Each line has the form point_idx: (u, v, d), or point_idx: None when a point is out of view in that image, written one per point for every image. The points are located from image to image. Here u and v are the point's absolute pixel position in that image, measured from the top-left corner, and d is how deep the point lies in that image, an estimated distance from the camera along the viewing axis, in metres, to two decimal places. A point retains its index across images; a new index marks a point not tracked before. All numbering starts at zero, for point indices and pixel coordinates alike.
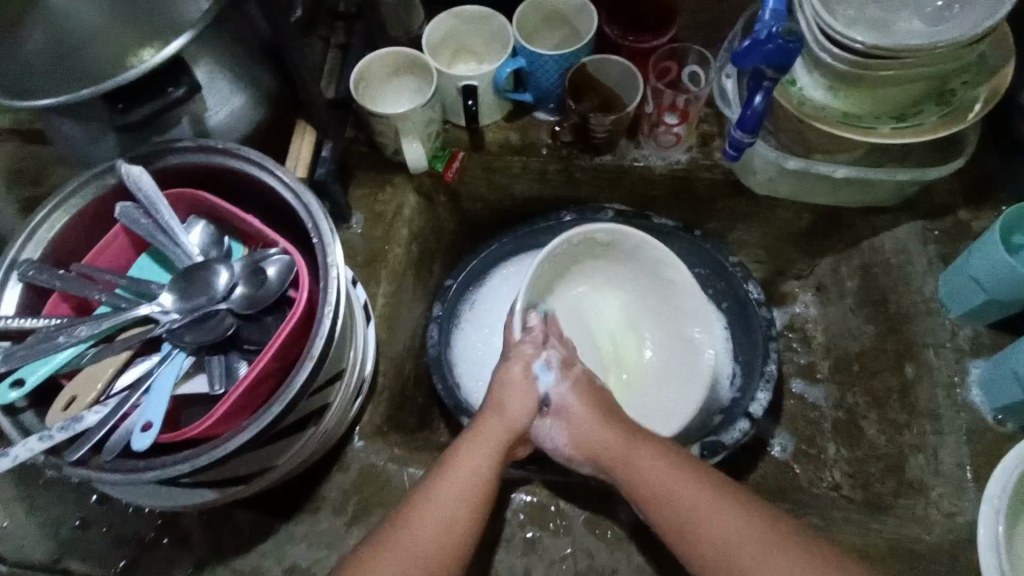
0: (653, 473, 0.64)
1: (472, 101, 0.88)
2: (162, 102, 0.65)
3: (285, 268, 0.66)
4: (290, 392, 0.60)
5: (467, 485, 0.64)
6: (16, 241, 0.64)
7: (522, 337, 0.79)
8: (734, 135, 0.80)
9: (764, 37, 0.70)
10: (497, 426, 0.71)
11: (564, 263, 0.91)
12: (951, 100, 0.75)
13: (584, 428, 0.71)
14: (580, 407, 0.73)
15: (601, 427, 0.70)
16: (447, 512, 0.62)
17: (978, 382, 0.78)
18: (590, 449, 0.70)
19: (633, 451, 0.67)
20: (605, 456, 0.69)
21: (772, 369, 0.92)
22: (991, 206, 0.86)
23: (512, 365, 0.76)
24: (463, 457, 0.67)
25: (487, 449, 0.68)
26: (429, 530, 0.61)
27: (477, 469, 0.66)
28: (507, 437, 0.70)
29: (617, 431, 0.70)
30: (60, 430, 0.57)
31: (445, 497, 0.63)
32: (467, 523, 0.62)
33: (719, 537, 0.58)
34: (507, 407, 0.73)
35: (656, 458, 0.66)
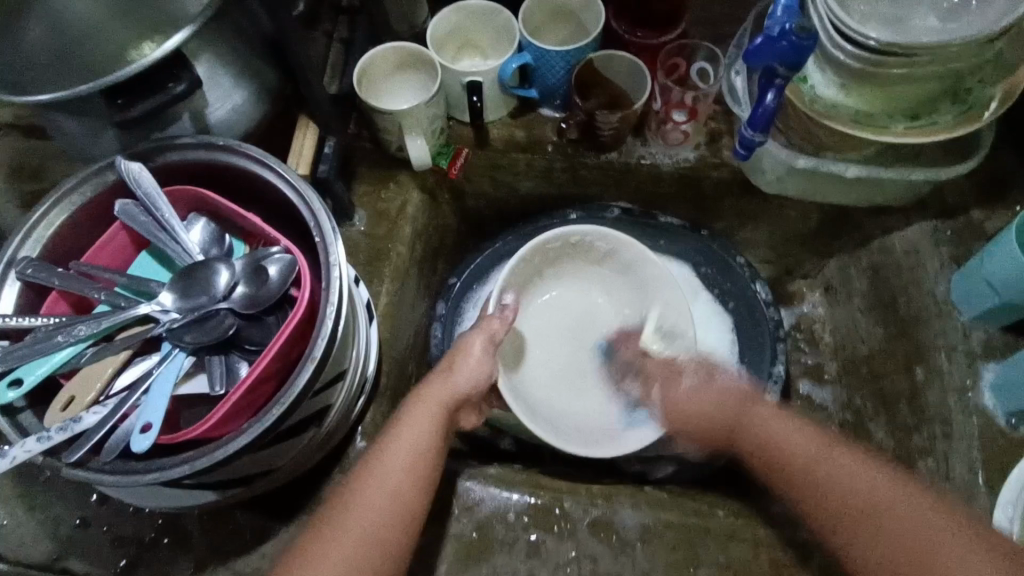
0: (774, 437, 0.71)
1: (477, 97, 0.87)
2: (161, 98, 0.64)
3: (286, 267, 0.65)
4: (291, 393, 0.59)
5: (411, 450, 0.63)
6: (15, 239, 0.63)
7: (494, 313, 0.78)
8: (745, 134, 0.78)
9: (777, 34, 0.68)
10: (443, 389, 0.68)
11: (543, 263, 0.93)
12: (967, 99, 0.74)
13: (676, 401, 0.78)
14: (682, 387, 0.79)
15: (714, 402, 0.76)
16: (393, 481, 0.62)
17: (992, 387, 0.76)
18: (677, 419, 0.78)
19: (750, 416, 0.73)
20: (709, 428, 0.75)
21: (779, 371, 0.93)
22: (1005, 206, 0.85)
23: (474, 337, 0.73)
24: (407, 421, 0.65)
25: (433, 412, 0.66)
26: (376, 501, 0.61)
27: (421, 434, 0.64)
28: (452, 399, 0.68)
29: (713, 398, 0.76)
30: (58, 431, 0.56)
31: (393, 465, 0.62)
32: (413, 491, 0.62)
33: (863, 492, 0.63)
34: (456, 369, 0.70)
35: (786, 422, 0.71)
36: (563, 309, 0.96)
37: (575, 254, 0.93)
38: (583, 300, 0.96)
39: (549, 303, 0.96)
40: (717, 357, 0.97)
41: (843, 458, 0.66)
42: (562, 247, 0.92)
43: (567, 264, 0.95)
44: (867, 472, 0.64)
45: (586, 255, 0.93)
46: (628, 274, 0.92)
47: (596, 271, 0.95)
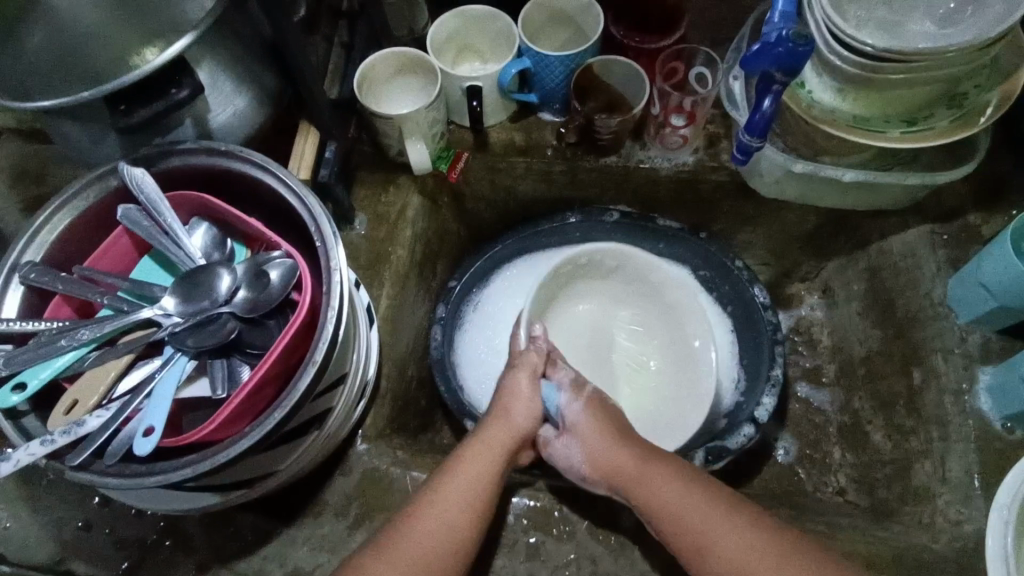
0: (676, 502, 0.62)
1: (477, 102, 0.88)
2: (164, 103, 0.65)
3: (288, 271, 0.66)
4: (292, 397, 0.59)
5: (472, 485, 0.65)
6: (18, 244, 0.64)
7: (525, 346, 0.78)
8: (742, 139, 0.79)
9: (775, 40, 0.69)
10: (502, 432, 0.71)
11: (561, 283, 0.92)
12: (963, 104, 0.74)
13: (595, 447, 0.69)
14: (590, 422, 0.71)
15: (616, 448, 0.68)
16: (451, 516, 0.62)
17: (987, 390, 0.76)
18: (609, 468, 0.67)
19: (648, 474, 0.65)
20: (620, 476, 0.67)
21: (777, 374, 0.91)
22: (1002, 209, 0.85)
23: (519, 375, 0.75)
24: (467, 460, 0.67)
25: (493, 453, 0.68)
26: (436, 532, 0.61)
27: (481, 472, 0.66)
28: (512, 441, 0.70)
29: (630, 452, 0.67)
30: (61, 434, 0.57)
31: (452, 500, 0.63)
32: (469, 524, 0.63)
33: (725, 552, 0.58)
34: (513, 410, 0.73)
35: (671, 480, 0.64)
36: (585, 326, 0.94)
37: (594, 273, 0.92)
38: (601, 316, 0.95)
39: (570, 321, 0.94)
40: (716, 359, 0.97)
41: (734, 518, 0.60)
42: (575, 268, 0.91)
43: (581, 282, 0.93)
44: (750, 530, 0.59)
45: (600, 273, 0.92)
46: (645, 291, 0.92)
47: (609, 287, 0.94)
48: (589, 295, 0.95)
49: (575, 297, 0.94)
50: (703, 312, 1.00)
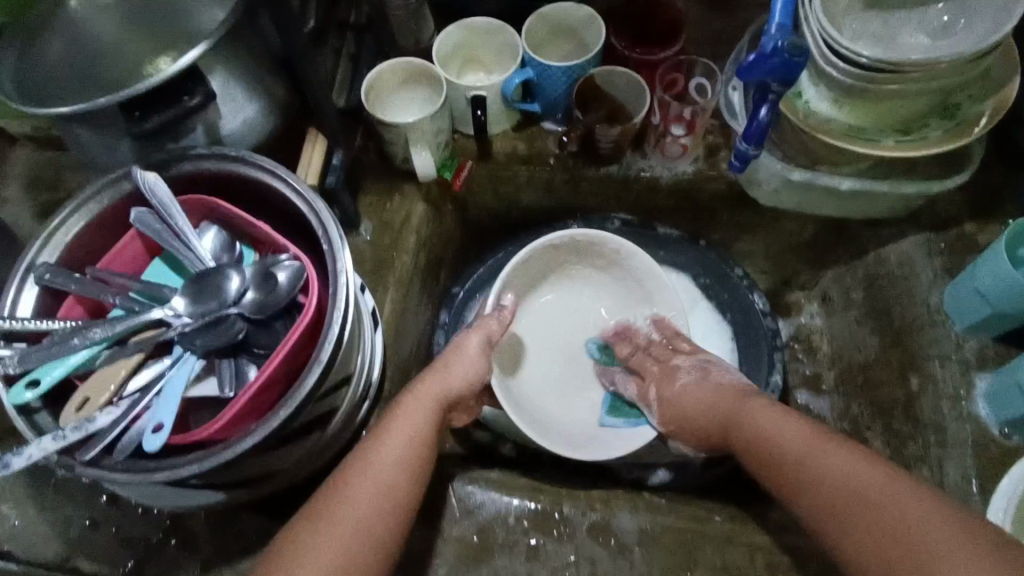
0: (764, 427, 0.66)
1: (481, 111, 0.90)
2: (177, 110, 0.67)
3: (295, 274, 0.67)
4: (299, 395, 0.61)
5: (408, 438, 0.66)
6: (33, 245, 0.65)
7: (490, 313, 0.84)
8: (740, 147, 0.80)
9: (770, 52, 0.70)
10: (436, 385, 0.72)
11: (544, 266, 0.94)
12: (956, 114, 0.76)
13: (684, 398, 0.77)
14: (715, 387, 0.75)
15: (710, 399, 0.74)
16: (388, 474, 0.62)
17: (984, 395, 0.78)
18: (683, 416, 0.76)
19: (748, 414, 0.69)
20: (710, 430, 0.73)
21: (776, 380, 0.95)
22: (997, 219, 0.86)
23: (472, 336, 0.79)
24: (403, 412, 0.68)
25: (422, 403, 0.70)
26: (370, 485, 0.61)
27: (414, 428, 0.67)
28: (443, 391, 0.72)
29: (758, 404, 0.69)
30: (73, 430, 0.58)
31: (387, 450, 0.64)
32: (409, 482, 0.63)
33: (856, 486, 0.56)
34: (452, 367, 0.75)
35: (778, 421, 0.66)
36: (564, 305, 0.97)
37: (590, 260, 0.94)
38: (580, 301, 0.97)
39: (552, 301, 0.96)
40: (719, 366, 0.98)
41: (830, 448, 0.60)
42: (562, 252, 0.92)
43: (571, 267, 0.95)
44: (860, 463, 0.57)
45: (584, 259, 0.94)
46: (616, 272, 0.94)
47: (599, 277, 0.95)
48: (571, 281, 0.96)
49: (559, 282, 0.96)
50: (703, 318, 1.01)
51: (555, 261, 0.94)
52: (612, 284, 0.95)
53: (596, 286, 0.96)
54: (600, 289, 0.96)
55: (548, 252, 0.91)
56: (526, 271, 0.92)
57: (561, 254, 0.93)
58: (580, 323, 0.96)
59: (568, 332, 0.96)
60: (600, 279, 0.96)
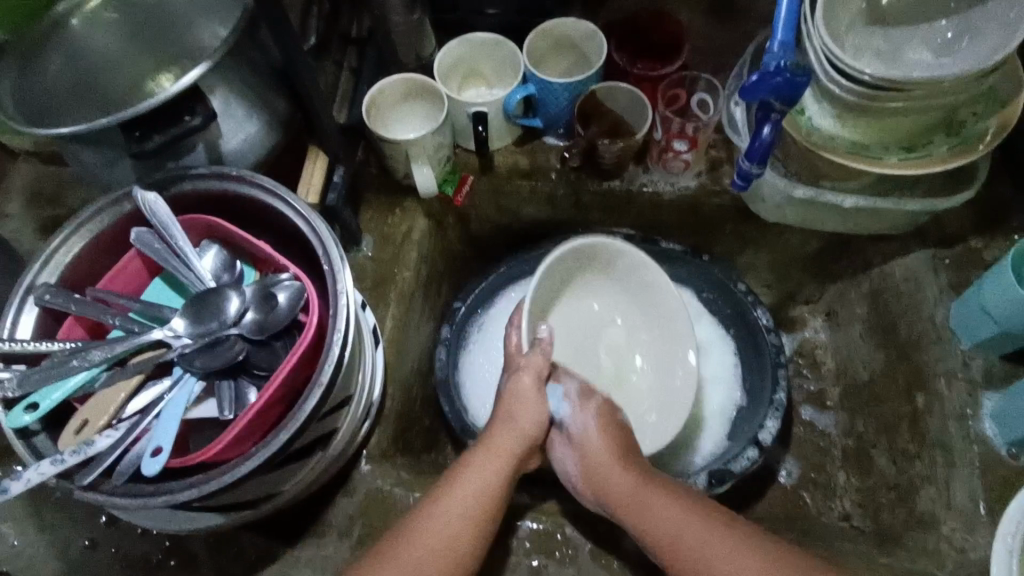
0: (671, 526, 0.64)
1: (482, 127, 0.90)
2: (179, 131, 0.67)
3: (295, 294, 0.67)
4: (298, 418, 0.60)
5: (470, 496, 0.66)
6: (33, 266, 0.65)
7: (529, 349, 0.79)
8: (743, 166, 0.80)
9: (773, 70, 0.69)
10: (508, 431, 0.73)
11: (559, 280, 0.90)
12: (960, 131, 0.75)
13: (603, 468, 0.72)
14: (601, 439, 0.75)
15: (614, 461, 0.72)
16: (448, 527, 0.64)
17: (991, 415, 0.77)
18: (596, 483, 0.72)
19: (646, 499, 0.68)
20: (619, 503, 0.69)
21: (781, 398, 0.91)
22: (1002, 235, 0.86)
23: (523, 376, 0.76)
24: (476, 467, 0.69)
25: (503, 460, 0.71)
26: (437, 539, 0.63)
27: (481, 485, 0.67)
28: (521, 447, 0.73)
29: (629, 475, 0.70)
30: (72, 454, 0.58)
31: (457, 509, 0.65)
32: (472, 536, 0.64)
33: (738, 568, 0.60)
34: (518, 415, 0.75)
35: (668, 501, 0.67)
36: (580, 318, 0.93)
37: (598, 267, 0.91)
38: (597, 316, 0.93)
39: (570, 313, 0.92)
40: (721, 380, 0.98)
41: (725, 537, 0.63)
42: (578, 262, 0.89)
43: (582, 278, 0.92)
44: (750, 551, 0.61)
45: (601, 269, 0.91)
46: (624, 281, 0.91)
47: (609, 286, 0.93)
48: (581, 291, 0.93)
49: (578, 293, 0.93)
50: (707, 334, 1.00)
51: (576, 268, 0.91)
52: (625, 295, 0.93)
53: (607, 295, 0.94)
54: (612, 299, 0.93)
55: (562, 265, 0.88)
56: (551, 282, 0.88)
57: (574, 266, 0.90)
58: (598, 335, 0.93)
59: (591, 343, 0.93)
60: (612, 289, 0.93)
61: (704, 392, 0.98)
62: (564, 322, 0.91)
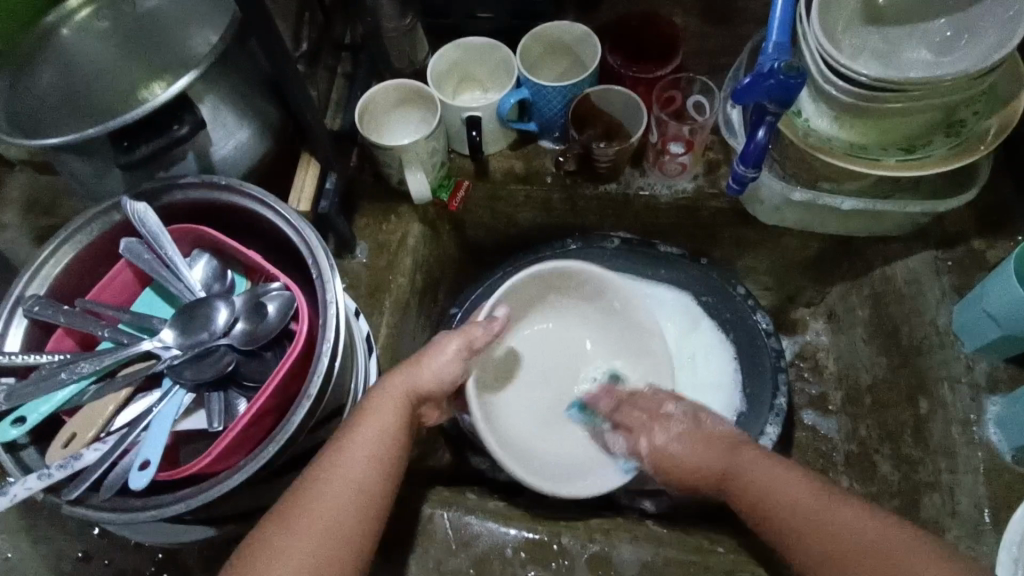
0: (758, 484, 0.62)
1: (476, 132, 0.88)
2: (166, 140, 0.66)
3: (285, 304, 0.66)
4: (288, 430, 0.59)
5: (365, 452, 0.62)
6: (22, 278, 0.65)
7: (482, 321, 0.73)
8: (737, 170, 0.79)
9: (766, 71, 0.68)
10: (401, 382, 0.67)
11: (528, 297, 0.89)
12: (961, 131, 0.74)
13: (675, 454, 0.69)
14: (687, 432, 0.70)
15: (702, 452, 0.67)
16: (347, 484, 0.60)
17: (996, 421, 0.75)
18: (687, 477, 0.68)
19: (738, 466, 0.65)
20: (708, 481, 0.67)
21: (782, 403, 0.92)
22: (1006, 236, 0.84)
23: (448, 337, 0.71)
24: (369, 412, 0.64)
25: (394, 403, 0.65)
26: (341, 489, 0.59)
27: (374, 438, 0.63)
28: (414, 390, 0.67)
29: (716, 454, 0.67)
30: (58, 468, 0.57)
31: (355, 454, 0.61)
32: (368, 493, 0.60)
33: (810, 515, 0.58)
34: (420, 363, 0.69)
35: (765, 469, 0.63)
36: (550, 338, 0.92)
37: (572, 291, 0.89)
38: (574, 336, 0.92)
39: (539, 334, 0.92)
40: (722, 386, 0.95)
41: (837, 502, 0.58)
42: (545, 285, 0.88)
43: (557, 298, 0.91)
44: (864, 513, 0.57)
45: (568, 288, 0.89)
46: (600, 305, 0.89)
47: (574, 305, 0.91)
48: (554, 313, 0.92)
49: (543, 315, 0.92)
50: (707, 339, 0.98)
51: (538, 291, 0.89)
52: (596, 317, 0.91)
53: (581, 317, 0.92)
54: (585, 322, 0.92)
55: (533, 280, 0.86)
56: (517, 298, 0.87)
57: (537, 287, 0.88)
58: (568, 360, 0.92)
59: (563, 363, 0.91)
60: (585, 313, 0.91)
61: (707, 398, 0.95)
62: (535, 339, 0.92)
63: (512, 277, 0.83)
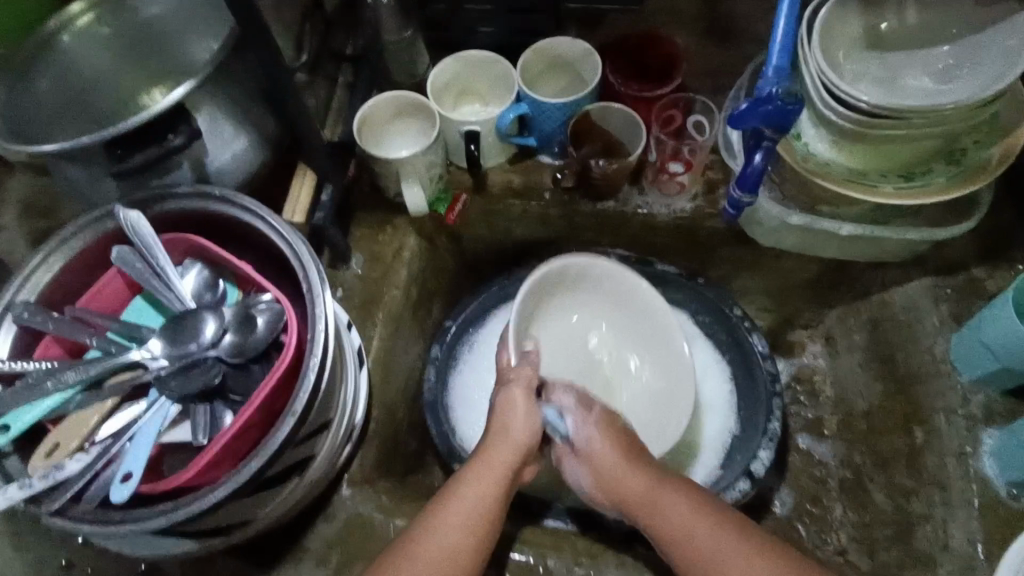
0: (679, 520, 0.62)
1: (474, 146, 0.89)
2: (159, 151, 0.66)
3: (274, 317, 0.66)
4: (271, 446, 0.59)
5: (467, 517, 0.63)
6: (12, 284, 0.65)
7: (518, 363, 0.79)
8: (734, 194, 0.78)
9: (765, 97, 0.68)
10: (502, 450, 0.69)
11: (546, 294, 0.90)
12: (961, 160, 0.73)
13: (614, 470, 0.68)
14: (603, 439, 0.71)
15: (622, 466, 0.68)
16: (450, 538, 0.62)
17: (991, 452, 0.74)
18: (608, 486, 0.69)
19: (659, 492, 0.66)
20: (629, 498, 0.67)
21: (775, 427, 0.88)
22: (1007, 265, 0.83)
23: (513, 389, 0.74)
24: (473, 477, 0.67)
25: (492, 475, 0.67)
26: (434, 556, 0.60)
27: (482, 496, 0.65)
28: (516, 459, 0.69)
29: (639, 475, 0.67)
30: (39, 479, 0.57)
31: (456, 515, 0.63)
32: (472, 551, 0.62)
33: (693, 538, 0.61)
34: (512, 426, 0.71)
35: (675, 499, 0.64)
36: (568, 333, 0.93)
37: (585, 284, 0.91)
38: (588, 330, 0.94)
39: (557, 328, 0.93)
40: (715, 407, 0.96)
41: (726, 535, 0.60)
42: (562, 278, 0.89)
43: (572, 291, 0.92)
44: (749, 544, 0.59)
45: (584, 284, 0.91)
46: (610, 293, 0.91)
47: (593, 297, 0.92)
48: (569, 304, 0.93)
49: (567, 307, 0.93)
50: (702, 358, 0.99)
51: (549, 294, 0.90)
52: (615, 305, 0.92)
53: (596, 307, 0.93)
54: (600, 310, 0.93)
55: (552, 276, 0.88)
56: (533, 300, 0.88)
57: (555, 281, 0.90)
58: (586, 347, 0.93)
59: (583, 357, 0.93)
60: (597, 300, 0.93)
61: (701, 419, 0.96)
62: (551, 335, 0.91)
63: (535, 273, 0.86)
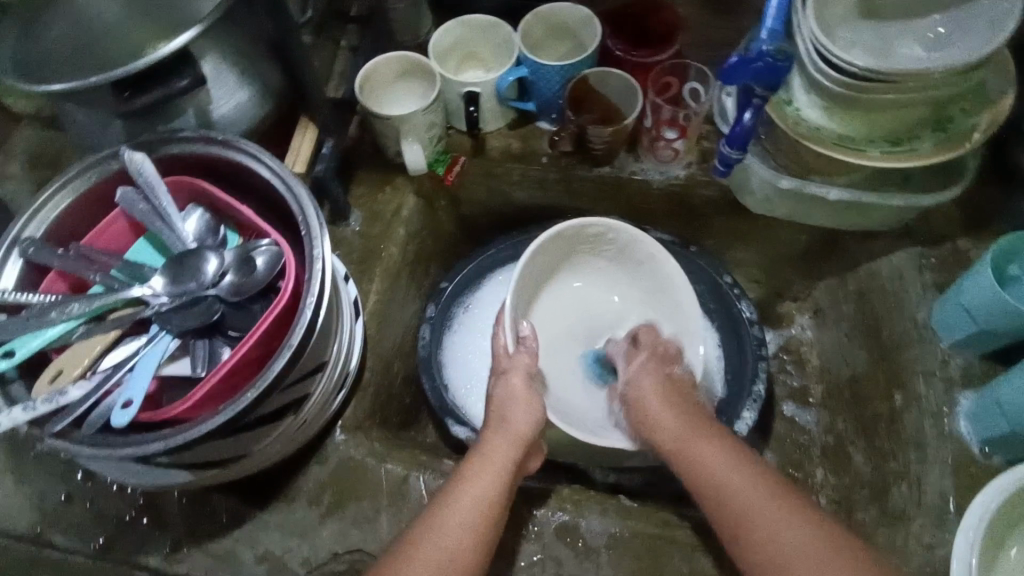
0: (715, 471, 0.63)
1: (474, 107, 0.91)
2: (165, 92, 0.67)
3: (273, 258, 0.68)
4: (266, 379, 0.61)
5: (480, 498, 0.63)
6: (20, 219, 0.67)
7: (515, 348, 0.79)
8: (723, 150, 0.84)
9: (754, 55, 0.73)
10: (501, 440, 0.70)
11: (551, 260, 0.89)
12: (948, 127, 0.75)
13: (649, 402, 0.73)
14: (648, 375, 0.76)
15: (666, 406, 0.72)
16: (456, 535, 0.60)
17: (966, 415, 0.77)
18: (647, 425, 0.72)
19: (698, 444, 0.66)
20: (666, 442, 0.69)
21: (760, 390, 0.92)
22: (990, 237, 0.85)
23: (512, 379, 0.76)
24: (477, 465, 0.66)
25: (491, 468, 0.66)
26: (439, 542, 0.60)
27: (484, 488, 0.64)
28: (515, 449, 0.69)
29: (676, 417, 0.70)
30: (43, 402, 0.59)
31: (463, 503, 0.63)
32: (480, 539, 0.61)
33: (728, 490, 0.61)
34: (509, 417, 0.73)
35: (716, 450, 0.65)
36: (575, 298, 0.94)
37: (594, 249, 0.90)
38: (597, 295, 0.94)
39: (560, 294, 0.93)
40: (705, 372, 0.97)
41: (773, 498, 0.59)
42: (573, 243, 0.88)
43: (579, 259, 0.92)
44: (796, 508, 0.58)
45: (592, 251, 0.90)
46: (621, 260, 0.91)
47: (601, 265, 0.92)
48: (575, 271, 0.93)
49: (571, 273, 0.93)
50: None
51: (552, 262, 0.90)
52: (624, 272, 0.92)
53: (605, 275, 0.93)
54: (611, 277, 0.93)
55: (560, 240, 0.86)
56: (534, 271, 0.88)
57: (560, 249, 0.88)
58: (595, 312, 0.94)
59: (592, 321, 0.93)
60: (606, 267, 0.93)
61: None
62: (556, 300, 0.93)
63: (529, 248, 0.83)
